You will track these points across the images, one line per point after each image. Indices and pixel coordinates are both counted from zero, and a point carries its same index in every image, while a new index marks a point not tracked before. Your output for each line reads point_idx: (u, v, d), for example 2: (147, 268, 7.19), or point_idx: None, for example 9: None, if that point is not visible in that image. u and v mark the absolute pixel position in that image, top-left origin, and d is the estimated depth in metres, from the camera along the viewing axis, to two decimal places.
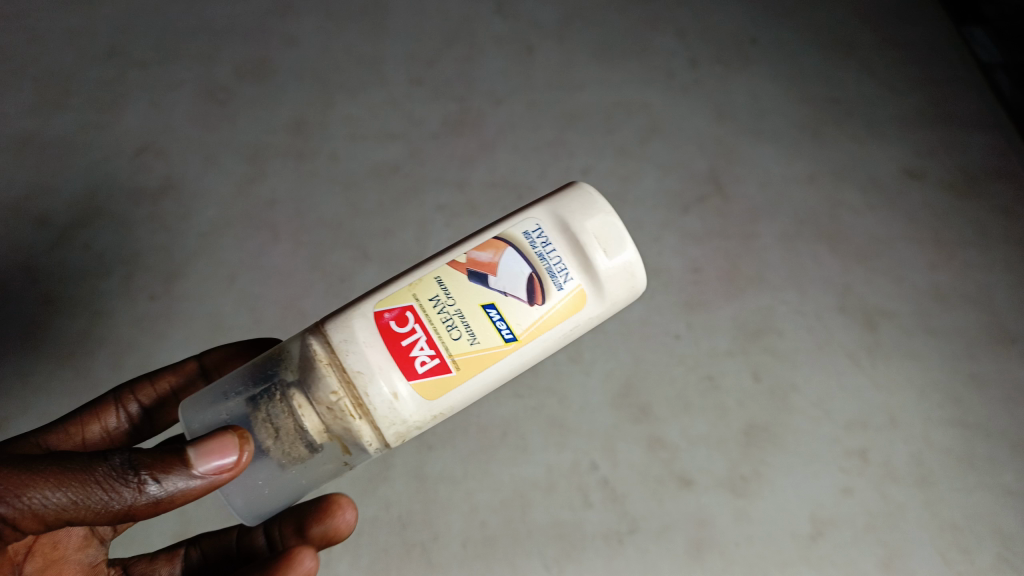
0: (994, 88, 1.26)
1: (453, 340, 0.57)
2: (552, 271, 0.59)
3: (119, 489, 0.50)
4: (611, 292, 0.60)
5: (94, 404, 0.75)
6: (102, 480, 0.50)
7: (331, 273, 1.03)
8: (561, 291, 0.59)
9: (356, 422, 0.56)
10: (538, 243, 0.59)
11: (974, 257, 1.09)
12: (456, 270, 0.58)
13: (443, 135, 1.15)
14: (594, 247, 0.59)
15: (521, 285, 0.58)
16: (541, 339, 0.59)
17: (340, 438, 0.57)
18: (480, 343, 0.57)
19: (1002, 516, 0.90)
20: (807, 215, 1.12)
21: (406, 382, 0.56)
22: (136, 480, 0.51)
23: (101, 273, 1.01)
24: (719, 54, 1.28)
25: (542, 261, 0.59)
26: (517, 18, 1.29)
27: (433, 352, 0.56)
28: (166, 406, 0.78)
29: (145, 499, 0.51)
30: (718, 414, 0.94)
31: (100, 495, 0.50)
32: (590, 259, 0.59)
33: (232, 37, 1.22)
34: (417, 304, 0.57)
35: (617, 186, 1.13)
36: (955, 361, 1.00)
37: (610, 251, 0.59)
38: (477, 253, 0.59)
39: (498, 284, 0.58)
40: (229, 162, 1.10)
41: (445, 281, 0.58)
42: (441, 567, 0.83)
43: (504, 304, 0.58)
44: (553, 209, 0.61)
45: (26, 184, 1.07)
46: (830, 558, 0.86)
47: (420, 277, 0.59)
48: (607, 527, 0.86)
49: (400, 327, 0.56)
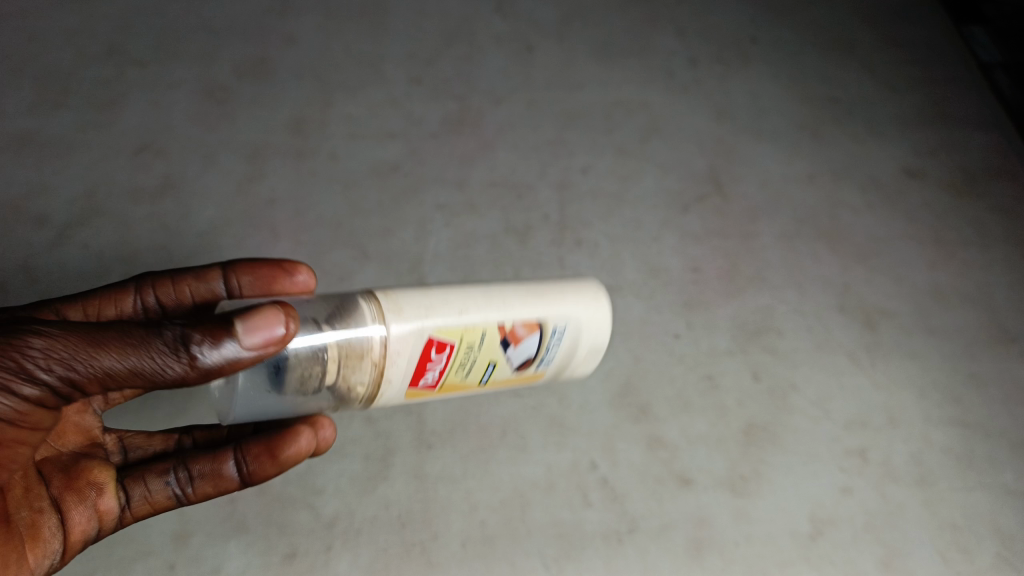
0: (993, 87, 1.27)
1: (454, 375, 0.72)
2: (547, 360, 0.76)
3: (173, 360, 0.58)
4: (564, 376, 0.80)
5: (116, 287, 0.79)
6: (157, 351, 0.58)
7: (331, 273, 1.01)
8: (538, 371, 0.77)
9: (355, 405, 0.72)
10: (555, 338, 0.75)
11: (974, 257, 1.10)
12: (498, 333, 0.71)
13: (443, 134, 1.15)
14: (578, 359, 0.78)
15: (523, 361, 0.74)
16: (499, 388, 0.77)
17: (337, 406, 0.72)
18: (467, 381, 0.73)
19: (1001, 515, 0.90)
20: (807, 214, 1.12)
21: (402, 389, 0.71)
22: (188, 352, 0.58)
23: (100, 272, 0.99)
24: (718, 54, 1.29)
25: (547, 354, 0.75)
26: (517, 19, 1.30)
27: (436, 378, 0.72)
28: (182, 307, 0.82)
29: (198, 370, 0.59)
30: (717, 414, 0.94)
31: (155, 364, 0.58)
32: (571, 364, 0.78)
33: (234, 38, 1.23)
34: (456, 346, 0.70)
35: (617, 185, 1.12)
36: (954, 360, 1.01)
37: (587, 363, 0.78)
38: (519, 327, 0.72)
39: (512, 357, 0.73)
40: (229, 161, 1.10)
41: (485, 337, 0.71)
42: (441, 566, 0.82)
43: (500, 367, 0.74)
44: (581, 325, 0.76)
45: (24, 184, 1.05)
46: (830, 558, 0.86)
47: (475, 322, 0.71)
48: (607, 527, 0.86)
49: (434, 355, 0.70)
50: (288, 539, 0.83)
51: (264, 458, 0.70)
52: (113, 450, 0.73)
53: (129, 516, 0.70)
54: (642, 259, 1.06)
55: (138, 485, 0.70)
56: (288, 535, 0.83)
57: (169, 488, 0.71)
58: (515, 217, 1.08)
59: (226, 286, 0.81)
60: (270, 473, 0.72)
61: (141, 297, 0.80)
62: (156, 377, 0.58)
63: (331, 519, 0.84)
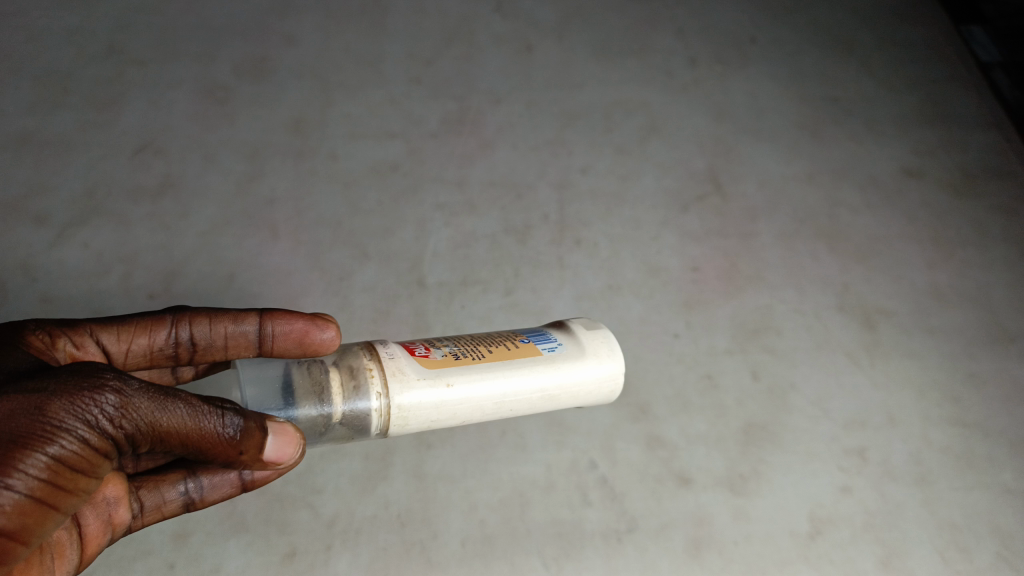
0: (996, 84, 1.28)
1: None
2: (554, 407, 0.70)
3: (216, 424, 0.53)
4: None
5: (149, 316, 0.68)
6: (209, 413, 0.53)
7: (330, 272, 1.01)
8: None
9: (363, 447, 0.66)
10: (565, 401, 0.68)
11: (973, 257, 1.10)
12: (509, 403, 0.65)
13: (443, 133, 1.15)
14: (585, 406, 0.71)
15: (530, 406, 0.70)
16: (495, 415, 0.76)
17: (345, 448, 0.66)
18: None
19: (999, 514, 0.90)
20: (806, 214, 1.12)
21: None
22: (230, 421, 0.53)
23: (100, 272, 0.99)
24: (718, 55, 1.29)
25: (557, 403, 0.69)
26: (517, 18, 1.30)
27: None
28: (211, 347, 0.70)
29: (230, 444, 0.53)
30: (717, 413, 0.94)
31: (207, 424, 0.52)
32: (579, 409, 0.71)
33: (234, 38, 1.23)
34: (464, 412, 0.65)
35: (617, 185, 1.12)
36: (953, 359, 1.01)
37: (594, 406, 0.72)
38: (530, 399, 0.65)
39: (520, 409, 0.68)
40: (229, 161, 1.10)
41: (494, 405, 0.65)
42: (440, 566, 0.81)
43: None
44: (594, 393, 0.68)
45: (23, 183, 1.05)
46: (830, 558, 0.86)
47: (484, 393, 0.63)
48: (606, 526, 0.86)
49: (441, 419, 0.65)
50: (287, 538, 0.83)
51: (270, 465, 0.67)
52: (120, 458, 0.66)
53: (139, 523, 0.65)
54: (641, 258, 1.06)
55: (152, 493, 0.64)
56: (288, 534, 0.83)
57: (180, 496, 0.66)
58: (514, 217, 1.08)
59: (256, 333, 0.70)
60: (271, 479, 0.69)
61: (175, 332, 0.69)
62: (203, 439, 0.52)
63: (331, 519, 0.84)
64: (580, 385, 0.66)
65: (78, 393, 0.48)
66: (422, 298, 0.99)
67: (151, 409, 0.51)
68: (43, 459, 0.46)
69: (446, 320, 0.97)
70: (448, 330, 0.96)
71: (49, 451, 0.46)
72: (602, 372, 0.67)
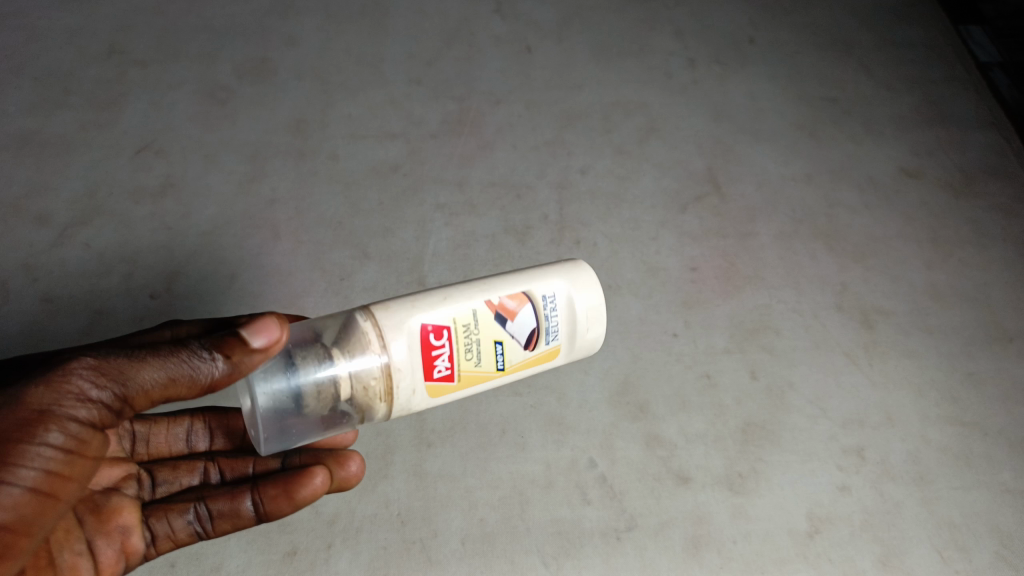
0: (999, 80, 1.29)
1: (466, 360, 0.70)
2: (547, 329, 0.74)
3: (196, 363, 0.60)
4: (574, 351, 0.78)
5: (150, 330, 0.77)
6: (185, 356, 0.60)
7: (331, 272, 1.01)
8: (548, 344, 0.75)
9: (380, 403, 0.68)
10: (547, 307, 0.74)
11: (971, 257, 1.10)
12: (487, 309, 0.71)
13: (443, 134, 1.16)
14: (578, 323, 0.76)
15: (525, 332, 0.73)
16: (524, 371, 0.75)
17: (363, 411, 0.68)
18: (479, 365, 0.72)
19: (998, 513, 0.91)
20: (805, 214, 1.13)
21: (423, 380, 0.69)
22: (206, 355, 0.60)
23: (102, 272, 0.99)
24: (717, 55, 1.30)
25: (545, 319, 0.74)
26: (517, 19, 1.31)
27: (449, 364, 0.70)
28: None
29: (216, 369, 0.60)
30: (715, 413, 0.95)
31: (184, 368, 0.60)
32: (574, 329, 0.76)
33: (234, 39, 1.24)
34: (454, 326, 0.70)
35: (616, 186, 1.13)
36: (951, 359, 1.01)
37: (588, 325, 0.76)
38: (505, 300, 0.72)
39: (511, 327, 0.72)
40: (229, 161, 1.11)
41: (476, 314, 0.71)
42: (440, 564, 0.82)
43: (509, 345, 0.72)
44: (563, 287, 0.75)
45: (25, 184, 1.06)
46: (828, 556, 0.86)
47: (457, 300, 0.71)
48: (605, 524, 0.86)
49: (436, 340, 0.69)
50: (288, 537, 0.83)
51: (284, 498, 0.68)
52: (144, 482, 0.73)
53: (155, 552, 0.70)
54: (641, 258, 1.06)
55: (161, 522, 0.69)
56: (289, 533, 0.84)
57: (191, 526, 0.70)
58: (514, 217, 1.08)
59: None
60: (286, 514, 0.70)
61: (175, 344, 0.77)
62: (190, 380, 0.60)
63: (331, 517, 0.85)
64: (536, 279, 0.74)
65: (53, 380, 0.56)
66: None
67: (130, 369, 0.59)
68: (45, 446, 0.56)
69: None
70: None
71: (42, 439, 0.56)
72: (560, 273, 0.76)
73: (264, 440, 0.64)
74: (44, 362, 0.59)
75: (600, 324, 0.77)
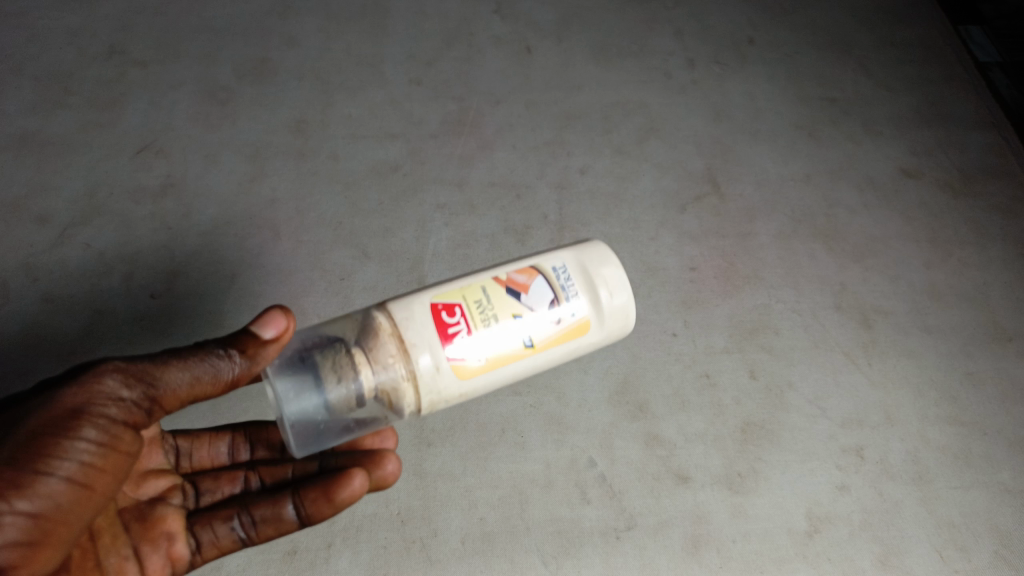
0: (1002, 79, 1.30)
1: (489, 335, 0.69)
2: (568, 299, 0.72)
3: (218, 360, 0.64)
4: (609, 324, 0.74)
5: None
6: (206, 354, 0.64)
7: (331, 272, 1.01)
8: (573, 317, 0.72)
9: (404, 383, 0.66)
10: (561, 275, 0.73)
11: (971, 256, 1.11)
12: (498, 284, 0.71)
13: (443, 134, 1.16)
14: (602, 289, 0.74)
15: (545, 303, 0.71)
16: (554, 347, 0.72)
17: (388, 395, 0.66)
18: (505, 340, 0.69)
19: (997, 513, 0.91)
20: (804, 213, 1.13)
21: (447, 359, 0.67)
22: (227, 352, 0.64)
23: (102, 272, 1.00)
24: (716, 55, 1.30)
25: (563, 289, 0.73)
26: (517, 19, 1.31)
27: (472, 340, 0.68)
28: None
29: (236, 365, 0.64)
30: (715, 412, 0.95)
31: (205, 363, 0.63)
32: (598, 295, 0.73)
33: (235, 39, 1.24)
34: (465, 302, 0.70)
35: (615, 186, 1.13)
36: (951, 358, 1.02)
37: (612, 292, 0.74)
38: (515, 274, 0.73)
39: (528, 300, 0.71)
40: (229, 161, 1.11)
41: (488, 290, 0.71)
42: (440, 563, 0.83)
43: (530, 317, 0.70)
44: (576, 257, 0.76)
45: (26, 184, 1.06)
46: (827, 556, 0.87)
47: (470, 283, 0.72)
48: (605, 524, 0.87)
49: (449, 317, 0.68)
50: (288, 536, 0.83)
51: (322, 499, 0.66)
52: (188, 493, 0.72)
53: (200, 561, 0.68)
54: (640, 258, 1.07)
55: (205, 528, 0.68)
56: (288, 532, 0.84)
57: (234, 532, 0.68)
58: (514, 217, 1.08)
59: None
60: (328, 516, 0.67)
61: None
62: (211, 377, 0.63)
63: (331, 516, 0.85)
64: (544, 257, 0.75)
65: (87, 382, 0.59)
66: None
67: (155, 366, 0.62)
68: (83, 439, 0.57)
69: None
70: None
71: (77, 434, 0.57)
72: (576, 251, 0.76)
73: (296, 440, 0.65)
74: (71, 372, 0.61)
75: (623, 289, 0.74)
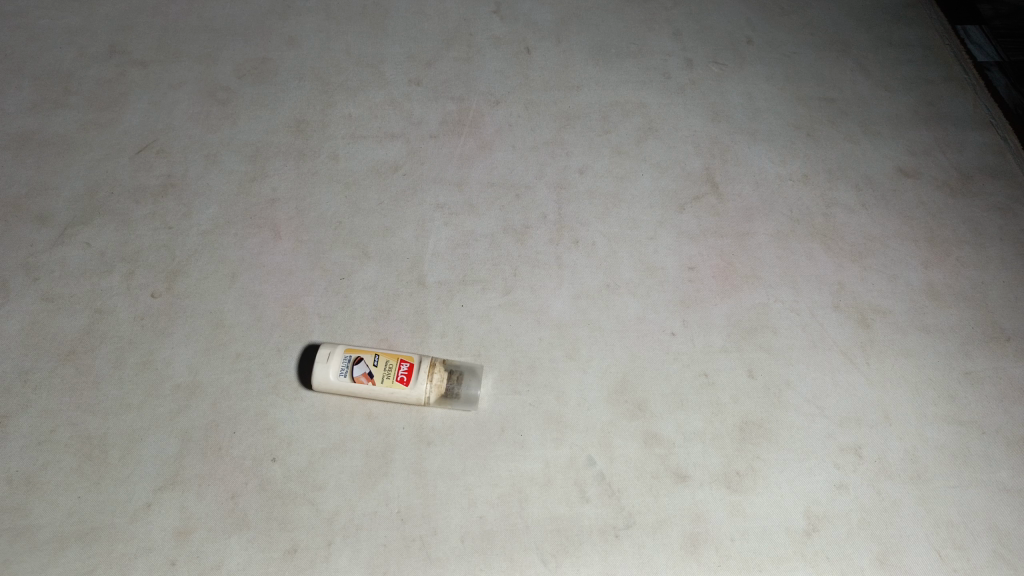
0: (1000, 80, 1.30)
1: (386, 378, 0.90)
2: (419, 389, 0.90)
3: None
4: (420, 388, 0.90)
5: None
6: None
7: (331, 271, 1.02)
8: (415, 388, 0.90)
9: (353, 382, 0.90)
10: (425, 389, 0.90)
11: (968, 256, 1.11)
12: (399, 384, 0.90)
13: (442, 135, 1.16)
14: (430, 396, 0.91)
15: (409, 387, 0.90)
16: (399, 391, 0.90)
17: (337, 386, 0.90)
18: (391, 392, 0.90)
19: (995, 512, 0.91)
20: (802, 213, 1.13)
21: (366, 377, 0.90)
22: None
23: (102, 271, 1.00)
24: (714, 56, 1.30)
25: (423, 391, 0.90)
26: (516, 19, 1.31)
27: (377, 376, 0.90)
28: None
29: None
30: (712, 411, 0.95)
31: None
32: (429, 399, 0.91)
33: (234, 38, 1.24)
34: (409, 358, 0.92)
35: (614, 185, 1.13)
36: (948, 358, 1.02)
37: (433, 400, 0.91)
38: (404, 386, 0.90)
39: (402, 389, 0.90)
40: (229, 161, 1.11)
41: (388, 381, 0.90)
42: (440, 562, 0.84)
43: (394, 386, 0.90)
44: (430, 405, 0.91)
45: (26, 183, 1.07)
46: (824, 553, 0.88)
47: (382, 387, 0.89)
48: (603, 522, 0.87)
49: (394, 365, 0.91)
50: (288, 535, 0.84)
51: None
52: None
53: None
54: (639, 257, 1.07)
55: None
56: (289, 531, 0.84)
57: None
58: (513, 217, 1.09)
59: None
60: None
61: None
62: None
63: (331, 515, 0.85)
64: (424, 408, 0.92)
65: None
66: (422, 298, 1.00)
67: None
68: None
69: (446, 320, 0.98)
70: (448, 329, 0.98)
71: None
72: (449, 411, 0.92)
73: (315, 381, 0.90)
74: None
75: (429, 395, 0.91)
